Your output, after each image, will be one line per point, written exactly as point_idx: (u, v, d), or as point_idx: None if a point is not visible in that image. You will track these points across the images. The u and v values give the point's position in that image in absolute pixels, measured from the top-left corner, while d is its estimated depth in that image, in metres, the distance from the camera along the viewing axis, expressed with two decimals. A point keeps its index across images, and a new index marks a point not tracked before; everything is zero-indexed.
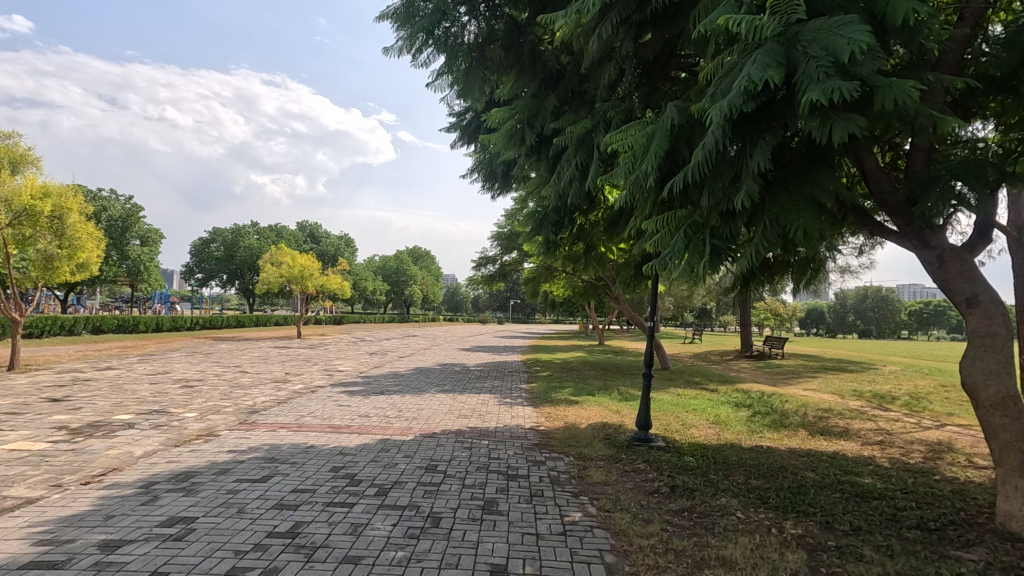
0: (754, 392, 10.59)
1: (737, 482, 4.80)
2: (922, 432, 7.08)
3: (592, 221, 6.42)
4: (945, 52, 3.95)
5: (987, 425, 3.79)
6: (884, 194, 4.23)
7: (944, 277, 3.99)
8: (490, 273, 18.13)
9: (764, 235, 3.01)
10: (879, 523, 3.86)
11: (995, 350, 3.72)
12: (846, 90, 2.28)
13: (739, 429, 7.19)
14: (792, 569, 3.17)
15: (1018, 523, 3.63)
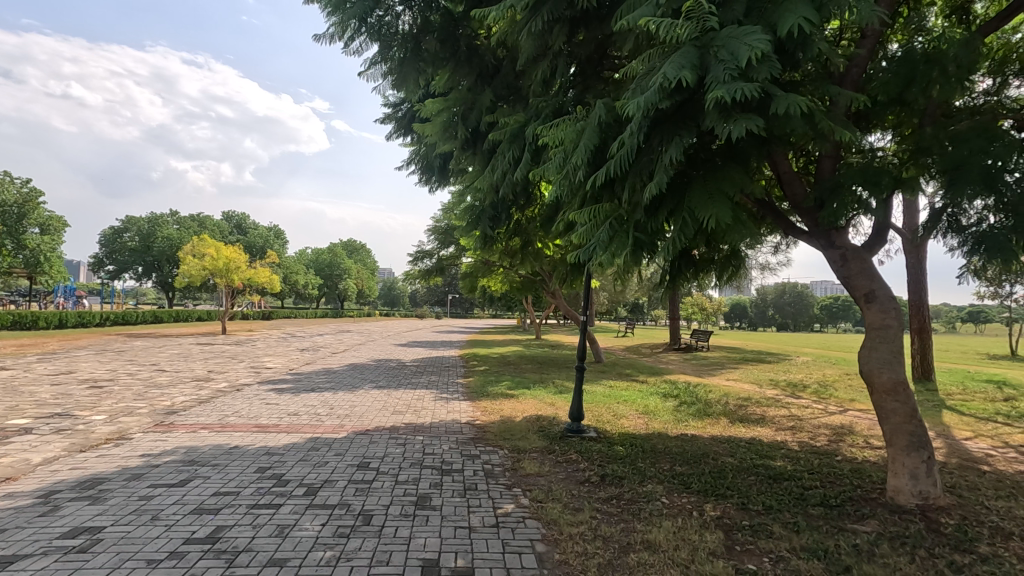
0: (680, 382, 11.12)
1: (662, 469, 5.04)
2: (828, 417, 7.69)
3: (529, 216, 6.54)
4: (849, 67, 4.30)
5: (881, 409, 4.14)
6: (795, 195, 4.55)
7: (847, 275, 4.37)
8: (427, 268, 17.94)
9: (682, 229, 3.14)
10: (788, 502, 4.16)
11: (888, 342, 4.08)
12: (745, 91, 2.43)
13: (665, 418, 7.53)
14: (709, 549, 3.36)
15: (903, 497, 4.02)
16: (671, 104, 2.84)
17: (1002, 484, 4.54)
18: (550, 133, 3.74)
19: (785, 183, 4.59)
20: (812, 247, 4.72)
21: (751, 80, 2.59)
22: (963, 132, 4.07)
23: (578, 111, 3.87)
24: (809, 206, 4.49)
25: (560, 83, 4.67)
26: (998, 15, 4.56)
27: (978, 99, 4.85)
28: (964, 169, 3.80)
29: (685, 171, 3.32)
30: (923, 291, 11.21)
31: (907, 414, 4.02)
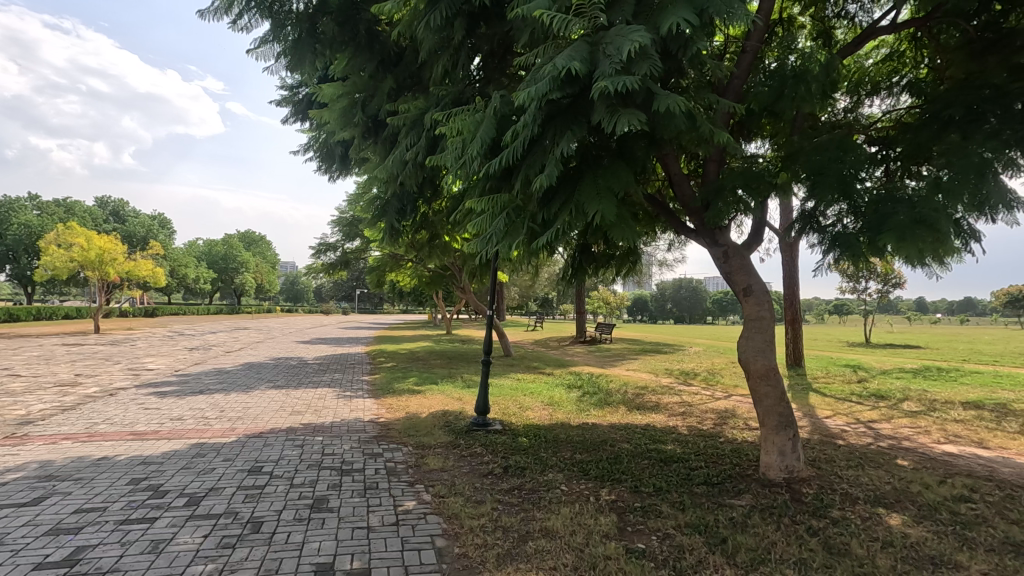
0: (584, 373, 11.58)
1: (564, 458, 5.20)
2: (714, 402, 8.34)
3: (436, 209, 6.49)
4: (731, 78, 4.68)
5: (756, 393, 4.53)
6: (684, 195, 4.87)
7: (728, 271, 4.74)
8: (330, 261, 17.17)
9: (571, 220, 3.23)
10: (675, 482, 4.46)
11: (762, 331, 4.47)
12: (627, 83, 2.55)
13: (569, 408, 7.79)
14: (602, 532, 3.52)
15: (773, 472, 4.45)
16: (563, 95, 2.92)
17: (853, 455, 5.16)
18: (450, 123, 3.74)
19: (675, 184, 4.90)
20: (698, 244, 5.08)
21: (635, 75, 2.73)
22: (823, 142, 4.55)
23: (479, 103, 3.90)
24: (696, 206, 4.82)
25: (463, 74, 4.64)
26: (855, 41, 5.14)
27: (838, 115, 5.45)
28: (823, 175, 4.25)
29: (578, 166, 3.44)
30: (796, 285, 12.44)
31: (778, 397, 4.44)
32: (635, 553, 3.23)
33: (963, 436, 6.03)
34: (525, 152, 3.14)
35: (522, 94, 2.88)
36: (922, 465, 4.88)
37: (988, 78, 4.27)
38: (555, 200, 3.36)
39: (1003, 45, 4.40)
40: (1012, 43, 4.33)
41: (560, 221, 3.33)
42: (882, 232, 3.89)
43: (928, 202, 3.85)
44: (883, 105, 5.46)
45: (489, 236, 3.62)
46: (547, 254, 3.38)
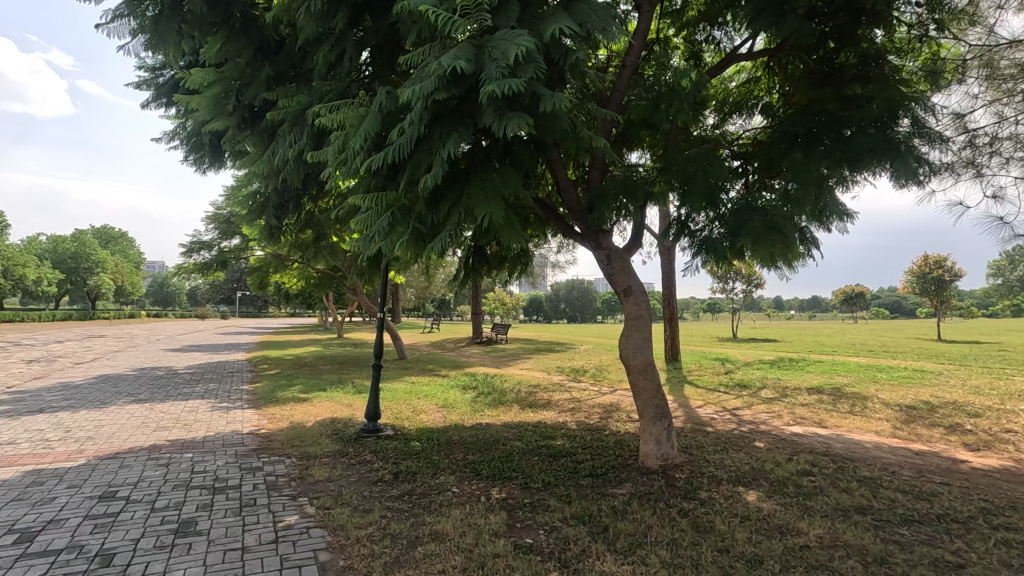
0: (479, 374, 11.66)
1: (456, 460, 5.20)
2: (601, 397, 8.78)
3: (322, 207, 6.21)
4: (612, 90, 4.97)
5: (635, 387, 4.82)
6: (570, 200, 5.09)
7: (610, 273, 5.01)
8: (204, 261, 15.75)
9: (458, 221, 3.23)
10: (563, 476, 4.63)
11: (640, 329, 4.78)
12: (513, 87, 2.60)
13: (463, 410, 7.80)
14: (492, 530, 3.56)
15: (651, 460, 4.78)
16: (450, 96, 2.92)
17: (719, 441, 5.68)
18: (333, 116, 3.60)
19: (561, 188, 5.11)
20: (584, 247, 5.32)
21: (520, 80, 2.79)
22: (693, 154, 4.96)
23: (364, 99, 3.79)
24: (581, 210, 5.06)
25: (347, 68, 4.48)
26: (719, 65, 5.69)
27: (707, 131, 6.01)
28: (693, 184, 4.64)
29: (465, 168, 3.45)
30: (673, 287, 13.47)
31: (654, 390, 4.76)
32: (523, 548, 3.31)
33: (808, 417, 6.87)
34: (411, 150, 3.08)
35: (407, 92, 2.84)
36: (775, 446, 5.49)
37: (823, 106, 4.89)
38: (442, 201, 3.34)
39: (835, 79, 5.05)
40: (843, 77, 5.03)
41: (447, 224, 3.31)
42: (741, 235, 4.33)
43: (778, 211, 4.35)
44: (744, 125, 6.09)
45: (373, 236, 3.51)
46: (434, 256, 3.35)
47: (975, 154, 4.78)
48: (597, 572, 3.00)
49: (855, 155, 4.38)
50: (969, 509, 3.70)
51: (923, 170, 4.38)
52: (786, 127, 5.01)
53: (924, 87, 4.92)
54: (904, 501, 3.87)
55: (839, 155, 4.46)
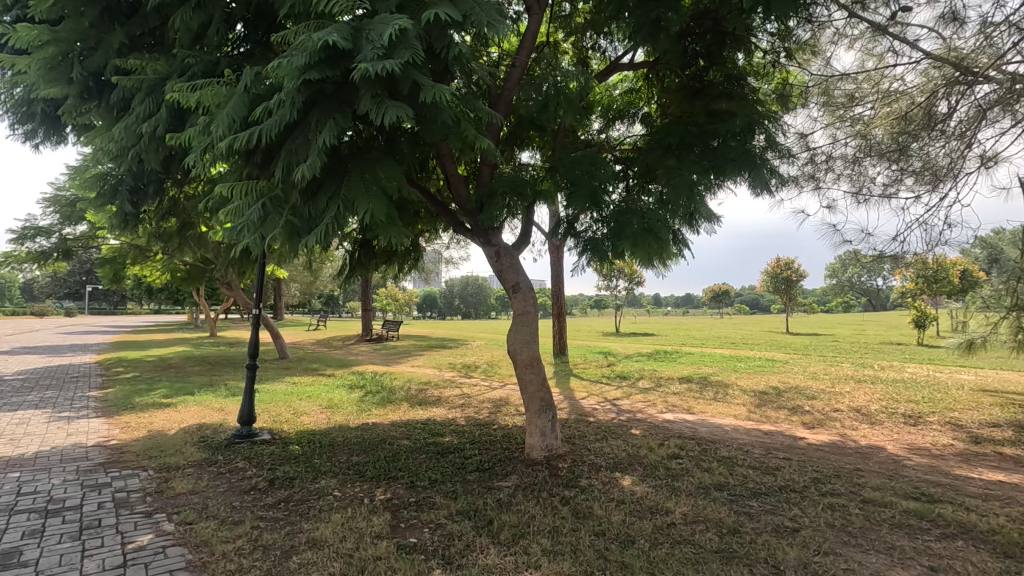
0: (367, 372, 11.29)
1: (339, 462, 4.97)
2: (491, 392, 8.89)
3: (188, 193, 5.66)
4: (502, 89, 5.06)
5: (522, 381, 4.93)
6: (460, 197, 5.09)
7: (499, 269, 5.08)
8: (41, 249, 13.63)
9: (336, 214, 3.07)
10: (450, 472, 4.62)
11: (527, 325, 4.87)
12: (389, 70, 2.54)
13: (348, 410, 7.51)
14: (374, 532, 3.46)
15: (536, 451, 4.93)
16: (324, 78, 2.82)
17: (600, 430, 5.99)
18: (194, 94, 3.31)
19: (451, 185, 5.10)
20: (473, 243, 5.35)
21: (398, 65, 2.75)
22: (578, 156, 5.12)
23: (233, 79, 3.52)
24: (470, 207, 5.08)
25: (216, 40, 4.12)
26: (601, 74, 5.99)
27: (593, 135, 6.30)
28: (577, 186, 4.83)
29: (343, 158, 3.32)
30: (561, 284, 13.97)
31: (539, 383, 4.90)
32: (406, 549, 3.25)
33: (678, 405, 7.47)
34: (283, 133, 2.90)
35: (277, 71, 2.70)
36: (649, 432, 5.90)
37: (693, 118, 5.32)
38: (319, 191, 3.17)
39: (704, 94, 5.51)
40: (711, 93, 5.43)
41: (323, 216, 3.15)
42: (621, 238, 4.58)
43: (654, 215, 4.67)
44: (626, 131, 6.44)
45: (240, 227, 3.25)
46: (308, 249, 3.16)
47: (815, 170, 5.47)
48: (480, 565, 3.02)
49: (720, 166, 4.80)
50: (804, 479, 4.24)
51: (774, 180, 4.93)
52: (662, 135, 5.36)
53: (775, 107, 5.58)
54: (754, 476, 4.34)
55: (706, 164, 4.87)
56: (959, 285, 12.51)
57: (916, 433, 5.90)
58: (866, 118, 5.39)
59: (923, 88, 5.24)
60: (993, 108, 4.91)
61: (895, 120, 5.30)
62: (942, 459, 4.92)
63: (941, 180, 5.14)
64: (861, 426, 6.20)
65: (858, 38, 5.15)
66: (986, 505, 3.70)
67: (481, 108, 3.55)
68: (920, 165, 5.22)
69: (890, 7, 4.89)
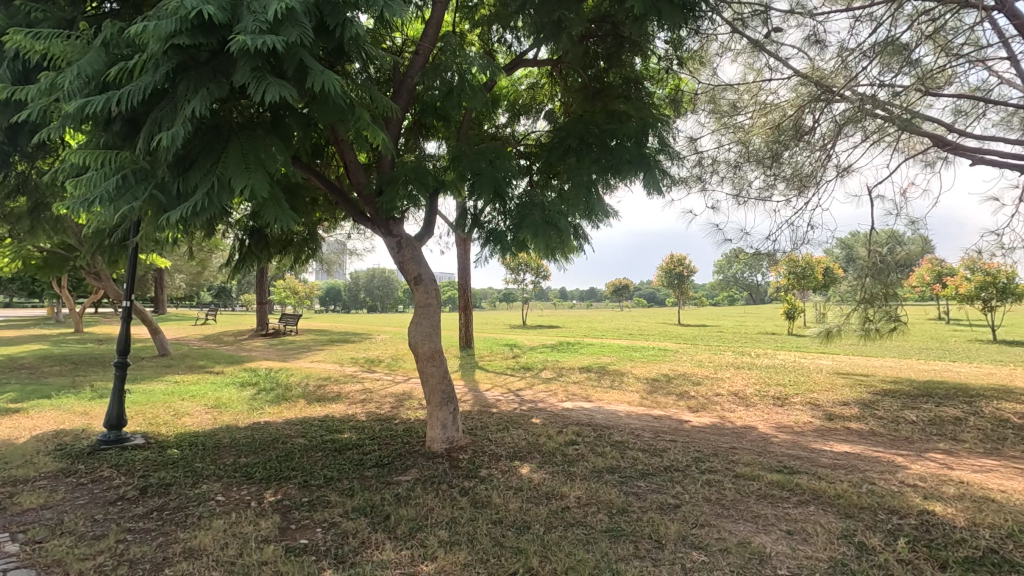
0: (261, 369, 10.63)
1: (223, 465, 4.64)
2: (394, 386, 8.71)
3: (39, 167, 5.00)
4: (405, 75, 4.97)
5: (423, 374, 4.86)
6: (358, 183, 4.92)
7: (400, 260, 4.98)
8: None
9: (207, 191, 2.83)
10: (347, 469, 4.48)
11: (429, 317, 4.83)
12: (271, 45, 2.40)
13: (238, 409, 7.02)
14: (261, 536, 3.27)
15: (437, 444, 4.92)
16: (197, 44, 2.61)
17: (501, 420, 6.07)
18: (40, 48, 2.94)
19: (349, 171, 4.91)
20: (372, 232, 5.19)
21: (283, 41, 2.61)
22: (482, 148, 5.08)
23: (90, 36, 3.17)
24: (369, 194, 4.92)
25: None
26: (506, 68, 6.05)
27: (499, 129, 6.36)
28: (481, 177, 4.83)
29: (221, 133, 3.09)
30: (468, 277, 13.95)
31: (441, 375, 4.86)
32: (295, 551, 3.10)
33: (577, 394, 7.76)
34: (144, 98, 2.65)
35: (140, 31, 2.46)
36: (549, 421, 6.08)
37: (594, 117, 5.48)
38: (188, 166, 2.91)
39: (604, 95, 5.74)
40: (610, 94, 5.67)
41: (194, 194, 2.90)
42: (523, 229, 4.66)
43: (555, 208, 4.80)
44: (530, 127, 6.55)
45: (93, 201, 2.91)
46: (174, 227, 2.90)
47: (702, 172, 5.89)
48: (374, 561, 2.96)
49: (616, 165, 5.04)
50: (687, 459, 4.58)
51: (665, 181, 5.23)
52: (564, 133, 5.47)
53: (668, 111, 5.95)
54: (643, 458, 4.62)
55: (605, 163, 5.06)
56: (822, 281, 14.08)
57: (782, 413, 6.57)
58: (746, 126, 5.95)
59: (793, 103, 5.82)
60: (847, 124, 5.54)
61: (769, 129, 5.89)
62: (802, 436, 5.53)
63: (806, 187, 5.76)
64: (737, 409, 6.80)
65: (740, 52, 5.63)
66: (834, 473, 4.21)
67: (377, 96, 3.46)
68: (790, 172, 5.80)
69: (765, 27, 5.37)
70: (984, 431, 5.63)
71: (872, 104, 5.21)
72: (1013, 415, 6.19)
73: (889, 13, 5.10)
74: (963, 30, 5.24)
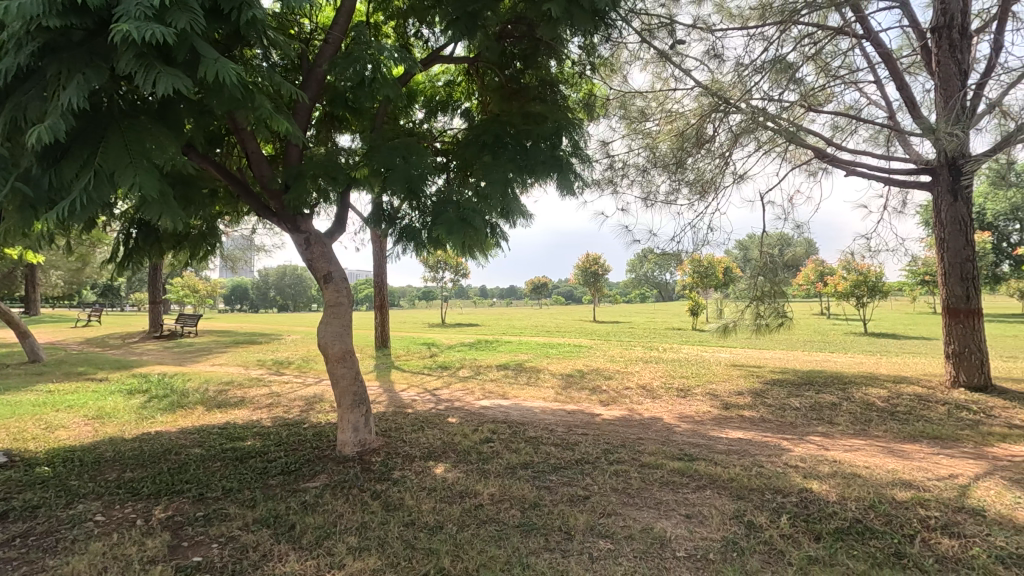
0: (153, 374, 9.77)
1: (105, 481, 4.23)
2: (303, 389, 8.33)
3: None
4: (314, 63, 4.75)
5: (333, 375, 4.68)
6: (262, 176, 4.64)
7: (309, 258, 4.76)
8: None
9: (83, 186, 2.56)
10: (249, 479, 4.21)
11: (339, 317, 4.65)
12: (158, 34, 2.23)
13: (124, 419, 6.41)
14: (147, 557, 3.00)
15: (348, 448, 4.77)
16: (67, 25, 2.35)
17: (417, 421, 5.99)
18: None
19: (252, 163, 4.61)
20: (277, 228, 4.92)
21: (171, 26, 2.41)
22: (396, 143, 4.93)
23: None
24: (274, 188, 4.63)
25: None
26: (421, 62, 5.95)
27: (415, 124, 6.24)
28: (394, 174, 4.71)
29: (99, 122, 2.81)
30: (385, 274, 13.61)
31: (353, 377, 4.71)
32: (187, 570, 2.88)
33: (494, 391, 7.81)
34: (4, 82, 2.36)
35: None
36: (464, 420, 6.07)
37: (510, 118, 5.49)
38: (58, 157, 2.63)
39: (520, 96, 5.81)
40: (526, 95, 5.74)
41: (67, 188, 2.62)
42: (437, 227, 4.60)
43: (470, 206, 4.77)
44: (447, 124, 6.49)
45: None
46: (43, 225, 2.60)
47: (613, 175, 6.12)
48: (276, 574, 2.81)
49: (531, 165, 5.09)
50: (597, 451, 4.75)
51: (578, 182, 5.38)
52: (479, 131, 5.44)
53: (582, 114, 6.13)
54: (555, 452, 4.74)
55: (520, 164, 5.10)
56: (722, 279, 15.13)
57: (685, 404, 6.99)
58: (653, 132, 6.26)
59: (695, 112, 6.19)
60: (742, 134, 5.97)
61: (675, 136, 6.25)
62: (702, 424, 5.91)
63: (706, 192, 6.14)
64: (645, 401, 7.15)
65: (649, 61, 5.92)
66: (728, 458, 4.54)
67: (282, 86, 3.26)
68: (693, 177, 6.17)
69: (670, 38, 5.67)
70: (854, 414, 6.31)
71: (763, 117, 5.65)
72: (878, 399, 6.99)
73: (779, 34, 5.55)
74: (839, 54, 5.83)
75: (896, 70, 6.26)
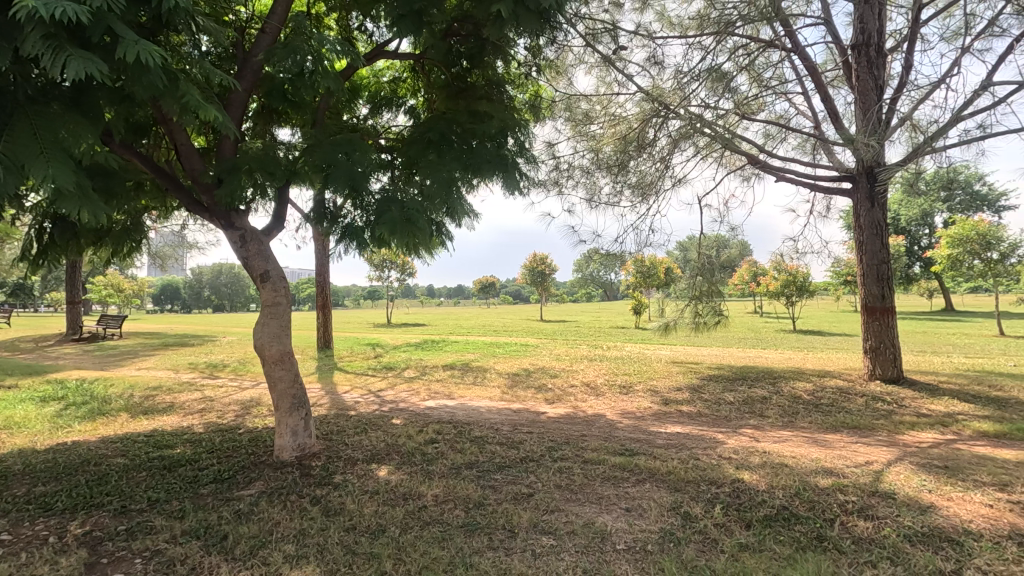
0: (71, 380, 9.09)
1: (12, 497, 3.89)
2: (239, 393, 7.97)
3: None
4: (250, 53, 4.55)
5: (270, 378, 4.51)
6: (193, 169, 4.41)
7: (245, 255, 4.56)
8: None
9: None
10: (177, 489, 3.99)
11: (277, 317, 4.48)
12: (67, 12, 2.07)
13: (36, 429, 5.92)
14: None
15: (286, 453, 4.60)
16: None
17: (359, 423, 5.85)
18: None
19: (181, 156, 4.38)
20: (210, 224, 4.69)
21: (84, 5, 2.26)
22: (338, 139, 4.79)
23: None
24: (206, 182, 4.40)
25: None
26: (365, 56, 5.80)
27: (357, 120, 6.09)
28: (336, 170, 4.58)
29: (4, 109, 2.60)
30: (327, 273, 13.23)
31: (291, 379, 4.56)
32: None
33: (440, 391, 7.75)
34: None
35: None
36: (409, 421, 5.99)
37: (456, 116, 5.45)
38: None
39: (466, 94, 5.78)
40: (472, 95, 5.71)
41: None
42: (380, 225, 4.51)
43: (414, 205, 4.70)
44: (392, 120, 6.37)
45: None
46: None
47: (559, 176, 6.20)
48: None
49: (477, 165, 5.08)
50: (541, 449, 4.80)
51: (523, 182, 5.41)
52: (424, 128, 5.36)
53: (528, 115, 6.17)
54: (500, 451, 4.76)
55: (465, 162, 5.07)
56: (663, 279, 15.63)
57: (627, 400, 7.18)
58: (597, 135, 6.39)
59: (637, 116, 6.36)
60: (681, 140, 6.19)
61: (618, 140, 6.41)
62: (642, 420, 6.08)
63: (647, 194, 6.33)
64: (589, 398, 7.29)
65: (593, 65, 6.04)
66: (666, 452, 4.69)
67: (213, 75, 3.10)
68: (635, 180, 6.34)
69: (613, 44, 5.80)
70: (783, 407, 6.67)
71: (700, 123, 5.89)
72: (804, 392, 7.42)
73: (715, 43, 5.79)
74: (770, 66, 6.14)
75: (821, 82, 6.66)
